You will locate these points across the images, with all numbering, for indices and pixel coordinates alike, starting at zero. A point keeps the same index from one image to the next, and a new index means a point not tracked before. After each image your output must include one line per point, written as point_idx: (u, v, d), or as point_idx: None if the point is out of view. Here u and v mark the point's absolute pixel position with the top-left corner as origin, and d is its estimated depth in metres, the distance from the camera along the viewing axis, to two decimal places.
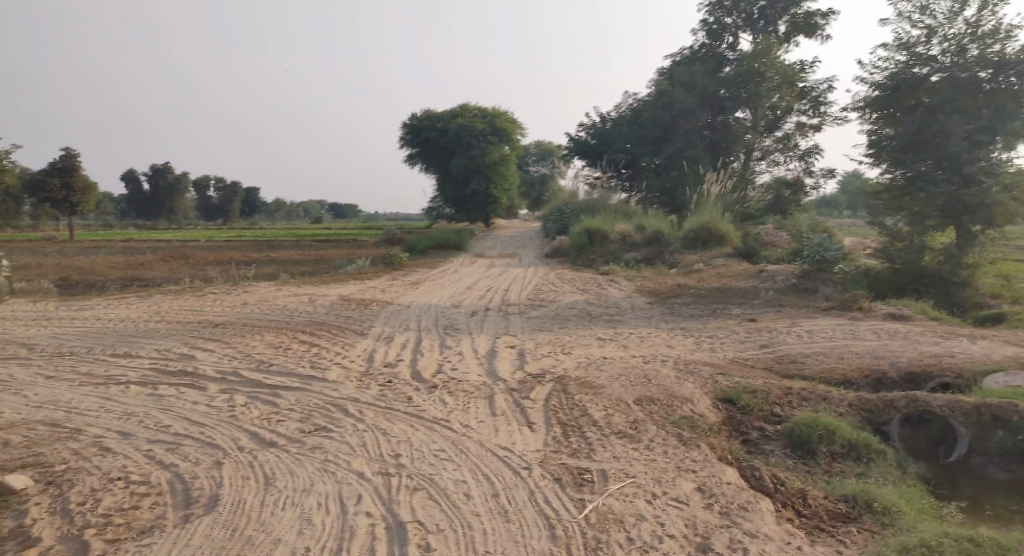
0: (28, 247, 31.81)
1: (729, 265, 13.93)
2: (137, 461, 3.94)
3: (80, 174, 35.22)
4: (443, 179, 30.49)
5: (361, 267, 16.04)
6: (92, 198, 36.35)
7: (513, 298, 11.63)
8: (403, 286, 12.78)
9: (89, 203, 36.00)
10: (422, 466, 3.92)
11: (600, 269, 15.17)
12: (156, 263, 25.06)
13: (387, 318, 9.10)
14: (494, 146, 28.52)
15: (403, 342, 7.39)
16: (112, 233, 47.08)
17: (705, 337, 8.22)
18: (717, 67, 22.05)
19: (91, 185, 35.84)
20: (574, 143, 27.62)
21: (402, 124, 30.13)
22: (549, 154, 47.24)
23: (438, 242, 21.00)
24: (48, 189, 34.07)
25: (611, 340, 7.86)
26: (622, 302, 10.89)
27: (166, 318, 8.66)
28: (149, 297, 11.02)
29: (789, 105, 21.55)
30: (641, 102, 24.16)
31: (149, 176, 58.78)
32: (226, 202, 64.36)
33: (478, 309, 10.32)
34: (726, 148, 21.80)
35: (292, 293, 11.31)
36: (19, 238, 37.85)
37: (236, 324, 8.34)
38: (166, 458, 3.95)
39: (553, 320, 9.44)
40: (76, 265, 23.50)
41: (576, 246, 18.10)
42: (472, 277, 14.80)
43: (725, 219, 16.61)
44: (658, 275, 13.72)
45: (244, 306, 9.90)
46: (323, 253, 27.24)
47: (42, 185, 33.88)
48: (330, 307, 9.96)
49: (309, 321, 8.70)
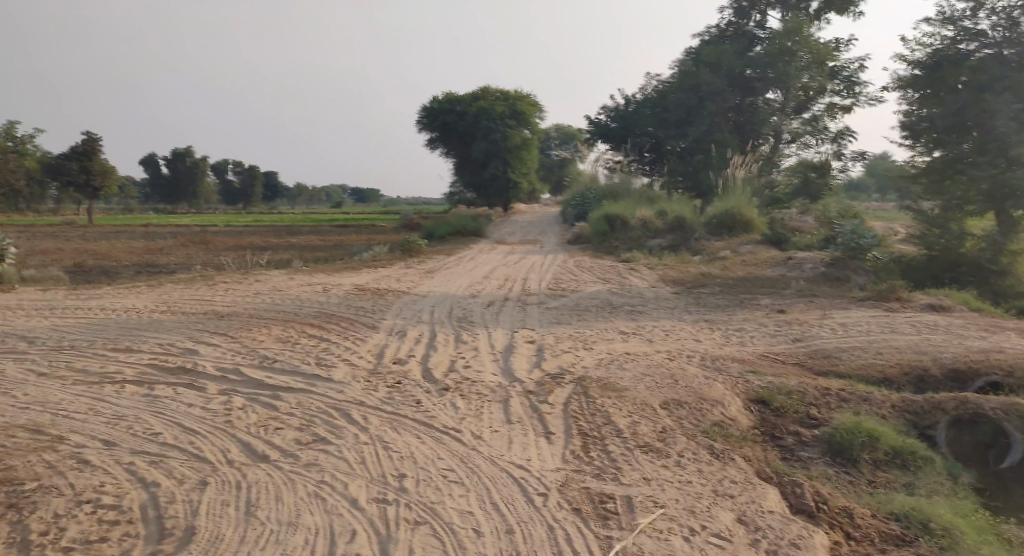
0: (49, 231, 31.97)
1: (756, 252, 13.47)
2: (115, 480, 3.62)
3: (99, 157, 35.25)
4: (462, 163, 30.11)
5: (377, 253, 15.77)
6: (112, 182, 36.40)
7: (532, 287, 11.30)
8: (419, 274, 12.49)
9: (109, 186, 36.09)
10: (427, 492, 3.55)
11: (622, 256, 14.78)
12: (174, 248, 25.02)
13: (400, 310, 8.81)
14: (514, 129, 28.07)
15: (415, 336, 7.08)
16: (133, 217, 47.36)
17: (733, 330, 7.80)
18: (746, 47, 21.45)
19: (111, 169, 35.88)
20: (595, 126, 27.08)
21: (422, 107, 29.73)
22: (569, 138, 46.72)
23: (455, 228, 20.66)
24: (67, 172, 34.14)
25: (633, 334, 7.48)
26: (645, 292, 10.48)
27: (173, 310, 8.43)
28: (160, 285, 10.81)
29: (819, 86, 20.84)
30: (666, 83, 23.64)
31: (170, 161, 58.93)
32: (247, 186, 64.49)
33: (495, 300, 9.98)
34: (754, 130, 21.19)
35: (305, 282, 11.04)
36: (41, 221, 38.10)
37: (245, 317, 8.08)
38: (145, 480, 3.62)
39: (573, 312, 9.08)
40: (94, 250, 23.51)
41: (597, 232, 17.66)
42: (489, 264, 14.47)
43: (751, 204, 16.22)
44: (682, 262, 13.29)
45: (255, 296, 9.64)
46: (340, 238, 27.03)
47: (61, 169, 33.90)
48: (343, 297, 9.67)
49: (320, 313, 8.41)
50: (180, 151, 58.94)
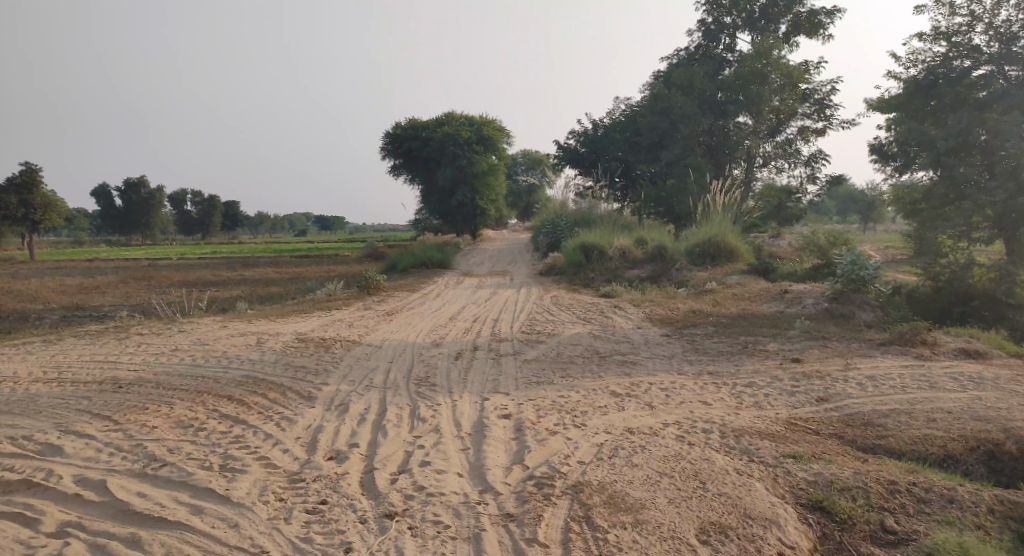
0: None
1: (746, 285, 12.33)
2: None
3: (40, 189, 33.00)
4: (427, 191, 28.78)
5: (331, 290, 14.29)
6: (55, 214, 34.20)
7: (503, 330, 9.98)
8: (375, 318, 11.03)
9: (52, 220, 33.84)
10: None
11: (600, 290, 13.55)
12: (114, 286, 23.14)
13: (347, 369, 7.36)
14: (480, 155, 26.89)
15: (361, 411, 5.65)
16: (82, 251, 44.83)
17: (744, 386, 6.40)
18: (717, 69, 20.71)
19: (53, 201, 33.64)
20: (563, 151, 26.24)
21: (385, 133, 28.38)
22: (536, 164, 45.67)
23: (419, 260, 19.19)
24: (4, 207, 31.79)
25: (631, 397, 6.16)
26: (634, 336, 9.15)
27: (64, 385, 6.88)
28: (65, 342, 9.21)
29: (791, 109, 19.96)
30: (636, 106, 22.88)
31: (122, 191, 56.39)
32: (204, 216, 62.12)
33: (462, 350, 8.57)
34: (727, 155, 20.27)
35: (238, 333, 9.53)
36: None
37: (151, 389, 6.57)
38: None
39: (552, 365, 7.71)
40: (23, 291, 21.57)
41: (572, 263, 16.39)
42: (455, 302, 13.07)
43: (734, 231, 15.16)
44: (667, 297, 12.08)
45: (173, 356, 8.12)
46: (299, 271, 25.40)
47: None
48: (280, 353, 8.17)
49: (245, 378, 6.91)
50: (132, 181, 56.41)
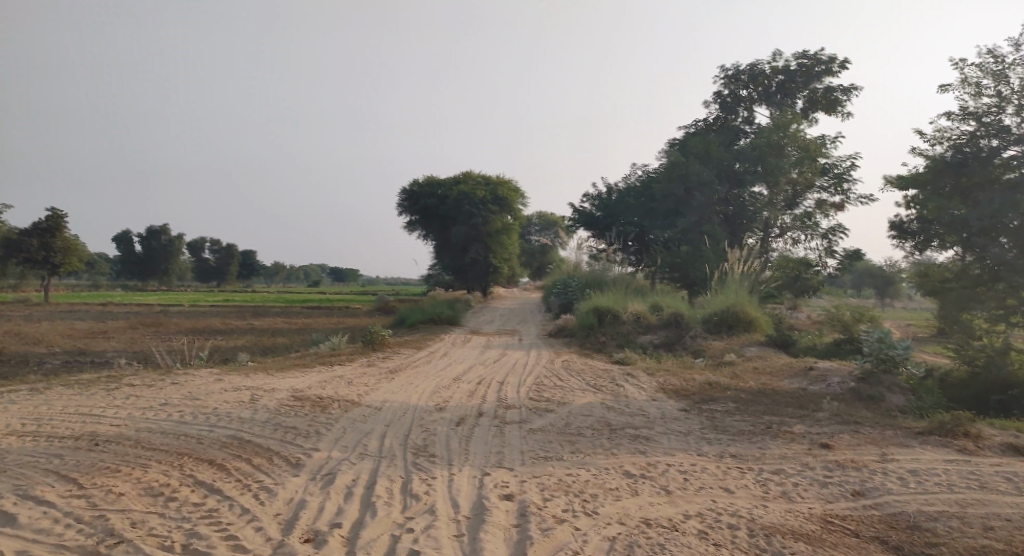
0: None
1: (767, 358, 11.80)
2: None
3: (65, 234, 33.26)
4: (440, 247, 28.64)
5: (335, 344, 13.89)
6: (76, 258, 34.29)
7: (509, 395, 9.49)
8: (377, 376, 10.59)
9: (74, 265, 33.95)
10: None
11: (612, 356, 13.05)
12: (122, 331, 22.93)
13: (341, 433, 6.88)
14: (495, 215, 26.84)
15: (348, 482, 5.18)
16: (97, 295, 44.93)
17: (771, 473, 5.93)
18: (734, 140, 20.58)
19: (77, 246, 33.84)
20: (578, 214, 26.13)
21: (401, 189, 28.49)
22: (550, 225, 45.55)
23: (428, 316, 18.80)
24: (28, 250, 32.03)
25: (647, 480, 5.63)
26: (648, 408, 8.60)
27: (39, 440, 6.46)
28: (53, 391, 8.80)
29: (808, 182, 19.62)
30: (652, 172, 22.81)
31: (144, 237, 57.10)
32: (222, 264, 62.48)
33: (466, 415, 8.07)
34: (744, 224, 20.11)
35: (232, 387, 9.09)
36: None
37: (130, 447, 6.14)
38: None
39: (560, 437, 7.17)
40: (31, 333, 21.40)
41: (584, 326, 15.94)
42: (462, 362, 12.60)
43: (752, 300, 14.69)
44: (683, 367, 11.57)
45: (160, 411, 7.68)
46: (308, 322, 25.10)
47: (23, 245, 31.81)
48: (273, 411, 7.70)
49: (231, 439, 6.46)
50: (155, 228, 57.19)
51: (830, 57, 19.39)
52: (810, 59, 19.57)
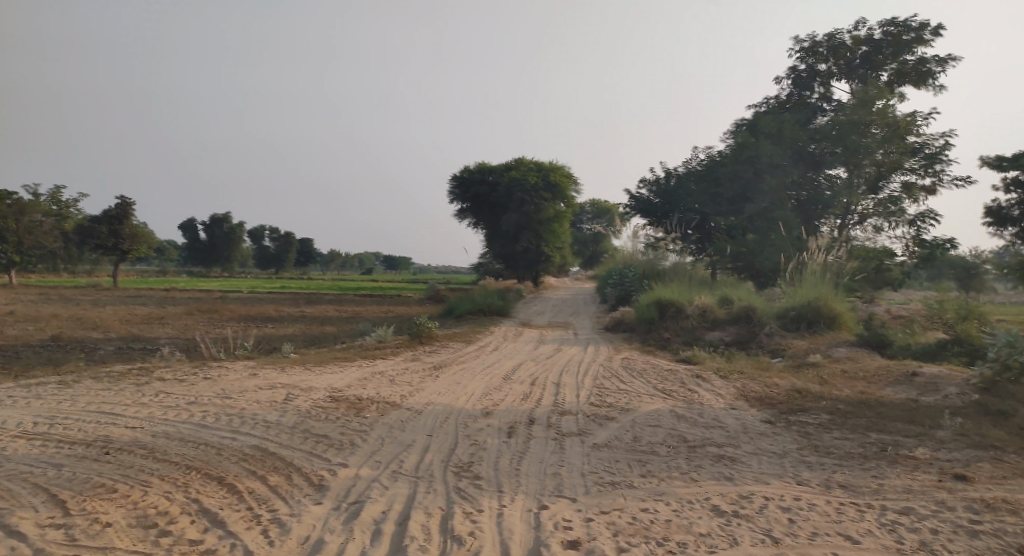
0: (65, 295, 30.10)
1: (858, 360, 10.49)
2: None
3: (132, 221, 33.57)
4: (491, 236, 27.84)
5: (381, 335, 13.12)
6: (143, 245, 34.56)
7: (568, 398, 8.51)
8: (422, 372, 9.71)
9: (140, 251, 34.24)
10: None
11: (680, 354, 11.93)
12: (176, 317, 22.82)
13: (375, 444, 6.01)
14: (547, 202, 25.85)
15: (381, 518, 4.32)
16: (162, 280, 45.67)
17: (900, 515, 4.83)
18: (810, 118, 19.02)
19: (143, 233, 34.12)
20: (634, 201, 24.87)
21: (452, 176, 27.81)
22: (603, 213, 44.25)
23: (481, 306, 17.91)
24: (96, 236, 32.48)
25: (742, 520, 4.62)
26: (726, 419, 7.50)
27: (42, 445, 5.76)
28: (77, 384, 8.19)
29: (896, 164, 17.84)
30: (718, 154, 21.39)
31: (208, 226, 58.18)
32: (281, 251, 63.08)
33: (518, 423, 7.12)
34: (819, 210, 18.27)
35: (266, 383, 8.35)
36: (66, 284, 36.34)
37: (136, 457, 5.37)
38: None
39: (628, 455, 6.15)
40: (88, 317, 21.43)
41: (644, 319, 14.78)
42: (515, 358, 11.65)
43: (834, 295, 13.26)
44: (762, 369, 10.36)
45: (181, 410, 6.94)
46: (359, 311, 24.56)
47: (91, 233, 32.30)
48: (304, 414, 6.89)
49: (252, 449, 5.66)
50: (216, 216, 57.99)
51: (922, 24, 17.61)
52: (899, 26, 17.70)
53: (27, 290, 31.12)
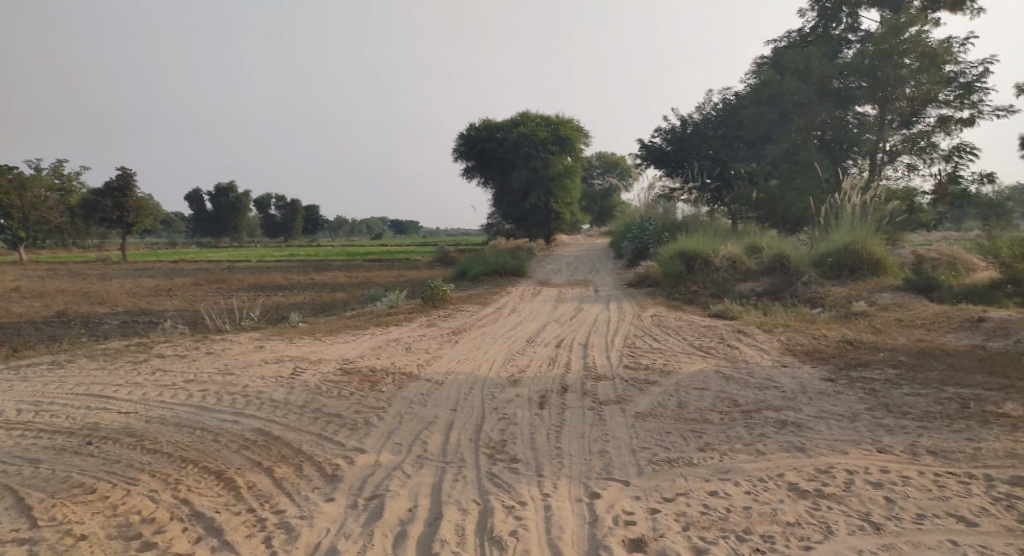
0: (72, 270, 29.55)
1: (909, 306, 9.73)
2: None
3: (135, 193, 32.82)
4: (501, 194, 26.97)
5: (394, 299, 12.44)
6: (147, 218, 33.81)
7: (600, 360, 7.83)
8: (440, 339, 9.01)
9: (145, 223, 33.51)
10: None
11: (712, 308, 11.20)
12: (183, 289, 22.23)
13: (395, 423, 5.34)
14: (557, 157, 24.84)
15: (406, 519, 3.69)
16: (170, 252, 45.02)
17: (1010, 484, 4.15)
18: (836, 52, 17.66)
19: (147, 204, 33.36)
20: (646, 150, 23.91)
21: (458, 134, 26.86)
22: (613, 166, 43.19)
23: (496, 265, 17.17)
24: (101, 209, 31.76)
25: (829, 501, 3.94)
26: (778, 378, 6.80)
27: (23, 437, 5.12)
28: (69, 364, 7.55)
29: (929, 96, 16.26)
30: (738, 96, 20.32)
31: (214, 196, 57.40)
32: (289, 219, 62.46)
33: (549, 391, 6.43)
34: (845, 150, 17.23)
35: (273, 357, 7.69)
36: (74, 259, 35.79)
37: (125, 448, 4.73)
38: None
39: (678, 425, 5.46)
40: (93, 292, 20.85)
41: (670, 274, 14.01)
42: (536, 319, 10.94)
43: (874, 238, 12.40)
44: (805, 321, 9.62)
45: (179, 390, 6.28)
46: (370, 276, 23.92)
47: (95, 205, 31.61)
48: (315, 391, 6.22)
49: (255, 434, 5.01)
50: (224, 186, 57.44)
51: None
52: None
53: (35, 268, 30.56)
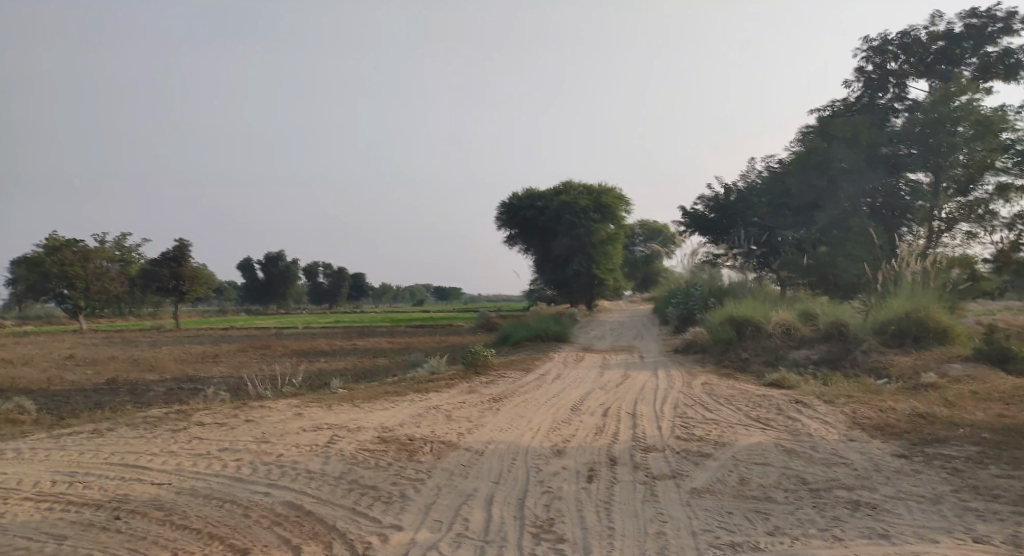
0: (126, 337, 30.23)
1: (983, 378, 9.09)
2: None
3: (190, 262, 33.75)
4: (543, 261, 26.89)
5: (436, 365, 12.20)
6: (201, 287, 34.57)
7: (650, 430, 7.41)
8: (481, 406, 8.70)
9: (198, 291, 34.28)
10: None
11: (766, 376, 10.67)
12: (230, 355, 22.43)
13: (433, 497, 5.02)
14: (598, 224, 24.82)
15: None
16: (221, 319, 45.88)
17: None
18: (883, 121, 17.02)
19: (201, 273, 34.21)
20: (689, 217, 23.66)
21: (500, 202, 27.08)
22: (655, 233, 43.01)
23: (539, 331, 16.88)
24: (158, 278, 32.68)
25: None
26: (846, 453, 6.30)
27: (52, 509, 4.94)
28: (109, 432, 7.45)
29: (985, 163, 15.33)
30: (782, 165, 19.98)
31: (263, 264, 58.89)
32: (334, 287, 63.48)
33: (597, 464, 6.04)
34: (896, 218, 16.80)
35: (311, 425, 7.49)
36: (129, 326, 36.70)
37: (153, 522, 4.49)
38: None
39: (741, 504, 5.02)
40: (143, 358, 21.16)
41: (719, 340, 13.51)
42: (581, 386, 10.56)
43: (937, 305, 11.79)
44: (869, 391, 9.05)
45: (214, 459, 6.08)
46: (412, 342, 23.83)
47: (152, 274, 32.61)
48: (352, 461, 5.95)
49: (287, 508, 4.73)
50: (274, 254, 58.98)
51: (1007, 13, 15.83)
52: (980, 17, 16.04)
53: (91, 334, 31.38)
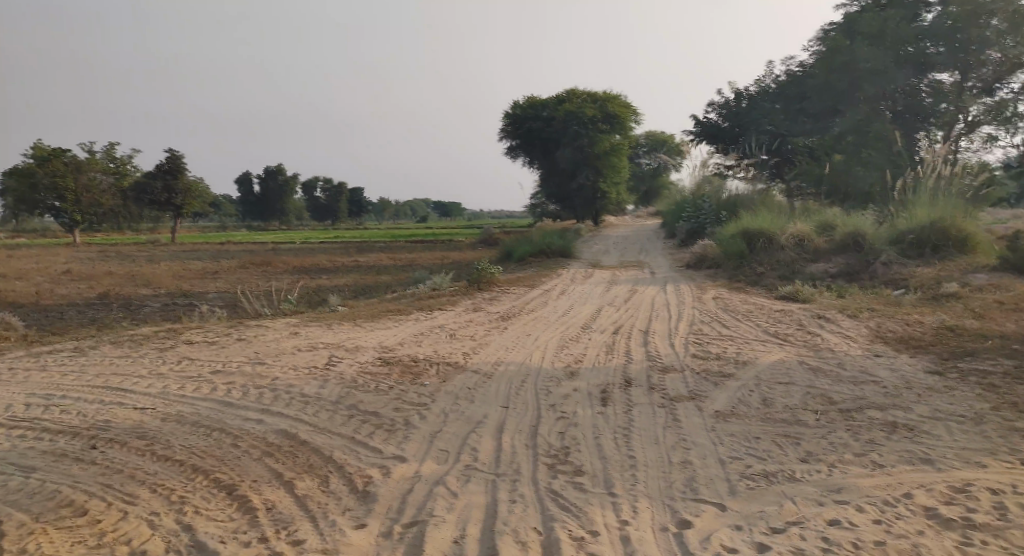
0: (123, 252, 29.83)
1: (1012, 288, 8.64)
2: None
3: (185, 175, 32.94)
4: (546, 174, 26.11)
5: (437, 281, 11.78)
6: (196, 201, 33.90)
7: (664, 347, 7.03)
8: (485, 324, 8.31)
9: (194, 206, 33.62)
10: None
11: (781, 289, 10.23)
12: (228, 270, 22.07)
13: (437, 424, 4.65)
14: (603, 135, 23.94)
15: None
16: (221, 235, 45.32)
17: None
18: (913, 16, 15.84)
19: (196, 188, 33.46)
20: (698, 126, 22.79)
21: (503, 113, 26.05)
22: (660, 144, 41.90)
23: (543, 246, 16.40)
24: (150, 192, 31.97)
25: None
26: (875, 370, 5.91)
27: (26, 438, 4.59)
28: (94, 351, 7.08)
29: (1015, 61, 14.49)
30: (800, 68, 18.98)
31: (261, 179, 57.91)
32: (333, 202, 62.62)
33: (610, 385, 5.67)
34: (917, 121, 15.73)
35: (308, 344, 7.11)
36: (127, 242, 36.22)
37: (132, 453, 4.14)
38: None
39: (769, 428, 4.65)
40: (140, 273, 20.78)
41: (731, 253, 13.03)
42: (587, 302, 10.16)
43: (962, 213, 11.21)
44: (890, 304, 8.63)
45: (203, 383, 5.71)
46: (413, 257, 23.40)
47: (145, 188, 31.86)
48: (349, 384, 5.58)
49: (279, 438, 4.36)
50: (271, 169, 57.90)
51: None
52: None
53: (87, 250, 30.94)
